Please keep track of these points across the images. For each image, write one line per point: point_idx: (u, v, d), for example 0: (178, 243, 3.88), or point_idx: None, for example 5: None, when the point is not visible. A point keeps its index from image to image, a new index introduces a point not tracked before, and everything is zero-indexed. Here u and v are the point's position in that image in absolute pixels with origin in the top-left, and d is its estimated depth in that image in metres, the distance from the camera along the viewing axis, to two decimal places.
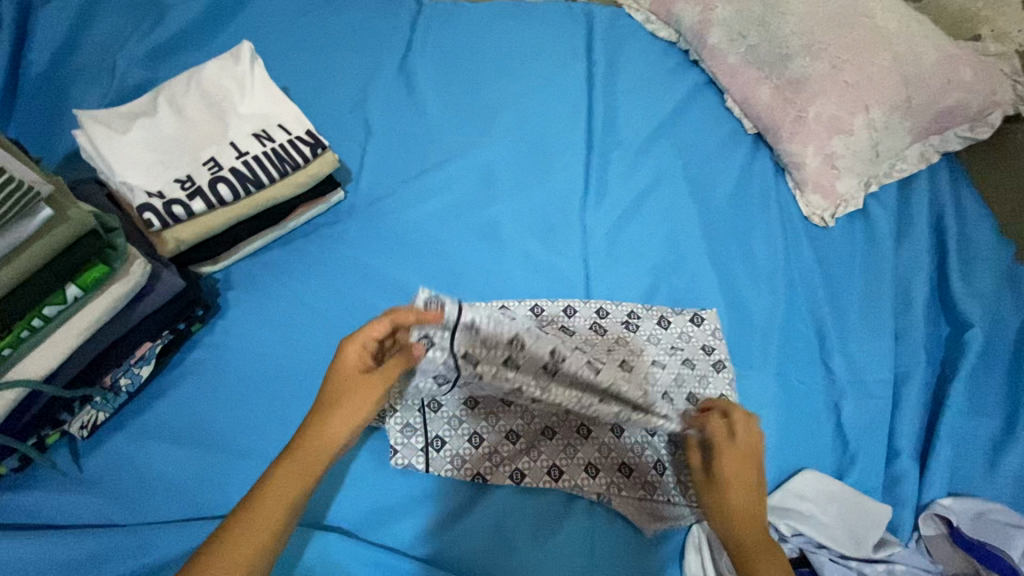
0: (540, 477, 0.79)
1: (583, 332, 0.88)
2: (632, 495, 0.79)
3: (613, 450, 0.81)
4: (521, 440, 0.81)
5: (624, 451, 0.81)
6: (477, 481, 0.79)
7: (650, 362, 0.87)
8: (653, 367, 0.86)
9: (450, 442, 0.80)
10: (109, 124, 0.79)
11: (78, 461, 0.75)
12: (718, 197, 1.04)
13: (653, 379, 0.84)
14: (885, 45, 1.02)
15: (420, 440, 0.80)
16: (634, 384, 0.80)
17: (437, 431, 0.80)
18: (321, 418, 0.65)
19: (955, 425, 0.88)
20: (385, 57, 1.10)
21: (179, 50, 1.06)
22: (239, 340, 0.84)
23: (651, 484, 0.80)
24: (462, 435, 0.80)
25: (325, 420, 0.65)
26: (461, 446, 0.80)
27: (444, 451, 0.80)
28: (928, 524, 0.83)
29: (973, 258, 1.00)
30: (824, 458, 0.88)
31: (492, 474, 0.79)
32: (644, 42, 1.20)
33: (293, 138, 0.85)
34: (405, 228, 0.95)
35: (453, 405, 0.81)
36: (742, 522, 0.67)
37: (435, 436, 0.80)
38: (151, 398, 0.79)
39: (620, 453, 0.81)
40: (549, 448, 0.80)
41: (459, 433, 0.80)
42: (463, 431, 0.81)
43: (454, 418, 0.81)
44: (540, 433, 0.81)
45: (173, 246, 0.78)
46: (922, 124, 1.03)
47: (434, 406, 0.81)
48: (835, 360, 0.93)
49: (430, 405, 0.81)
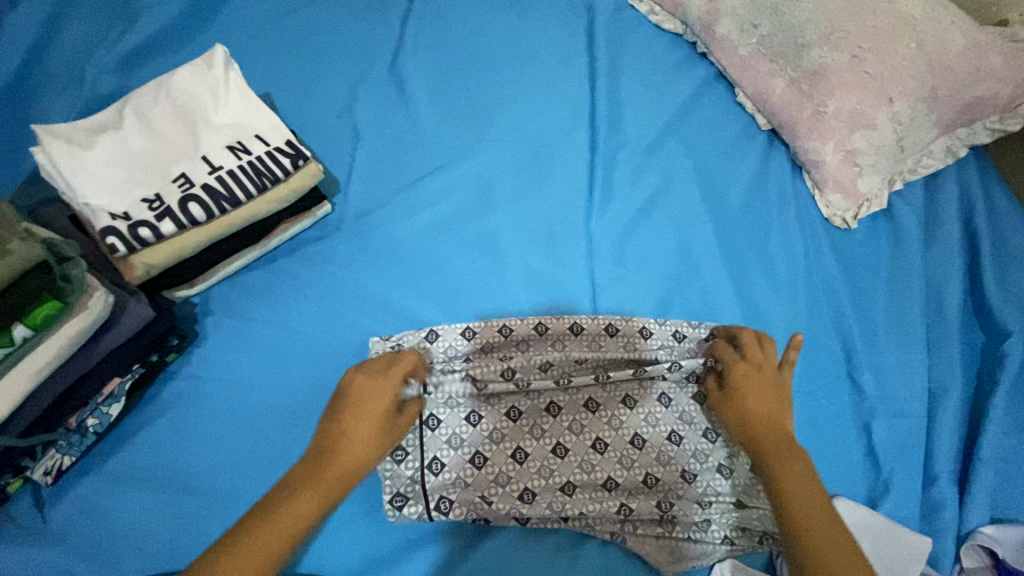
0: (548, 519, 0.72)
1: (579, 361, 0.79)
2: (648, 532, 0.73)
3: (620, 484, 0.74)
4: (513, 484, 0.73)
5: (633, 477, 0.74)
6: (478, 523, 0.73)
7: (657, 397, 0.78)
8: (658, 404, 0.77)
9: (430, 488, 0.72)
10: (71, 139, 0.73)
11: (42, 512, 0.69)
12: (732, 200, 0.97)
13: (659, 417, 0.77)
14: (909, 31, 0.94)
15: (412, 469, 0.73)
16: (634, 425, 0.76)
17: (441, 491, 0.72)
18: (355, 433, 0.63)
19: (996, 446, 0.81)
20: (373, 57, 1.03)
21: (153, 55, 0.99)
22: (218, 369, 0.78)
23: (668, 520, 0.74)
24: (463, 455, 0.74)
25: (357, 440, 0.63)
26: (446, 490, 0.72)
27: (454, 511, 0.72)
28: (969, 555, 0.77)
29: (1008, 259, 0.93)
30: (856, 485, 0.81)
31: (496, 517, 0.72)
32: (648, 34, 1.12)
33: (271, 150, 0.79)
34: (395, 241, 0.88)
35: (452, 421, 0.75)
36: (761, 428, 0.67)
37: (432, 456, 0.73)
38: (126, 437, 0.73)
39: (629, 480, 0.74)
40: (543, 489, 0.73)
41: (460, 452, 0.74)
42: (463, 450, 0.74)
43: (459, 477, 0.73)
44: (550, 450, 0.74)
45: (142, 271, 0.72)
46: (949, 117, 0.95)
47: (396, 455, 0.73)
48: (863, 375, 0.86)
49: (429, 422, 0.74)
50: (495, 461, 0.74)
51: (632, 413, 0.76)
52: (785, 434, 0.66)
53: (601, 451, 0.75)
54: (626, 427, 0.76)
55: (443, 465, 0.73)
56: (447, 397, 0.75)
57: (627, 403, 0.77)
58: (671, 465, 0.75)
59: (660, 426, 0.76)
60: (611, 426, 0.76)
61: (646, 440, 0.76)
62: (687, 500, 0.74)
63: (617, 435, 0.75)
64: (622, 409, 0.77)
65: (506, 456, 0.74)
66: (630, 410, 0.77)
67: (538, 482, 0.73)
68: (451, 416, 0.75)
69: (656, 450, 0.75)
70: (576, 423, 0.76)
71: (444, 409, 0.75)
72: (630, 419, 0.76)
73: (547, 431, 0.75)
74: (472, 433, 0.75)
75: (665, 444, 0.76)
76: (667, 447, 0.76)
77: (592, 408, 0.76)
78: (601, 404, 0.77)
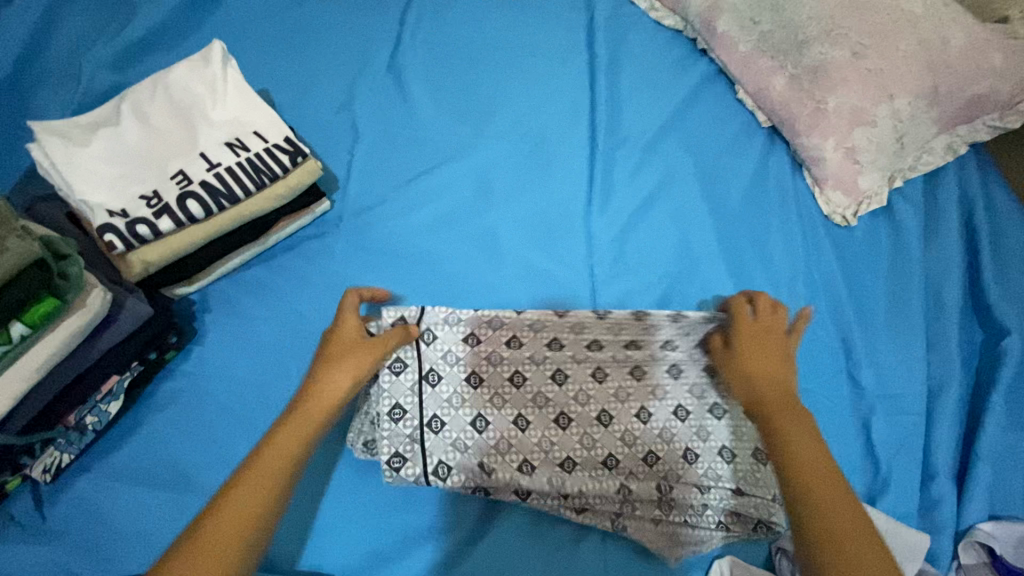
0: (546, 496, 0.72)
1: (589, 329, 0.78)
2: (646, 515, 0.72)
3: (620, 462, 0.74)
4: (514, 451, 0.73)
5: (633, 454, 0.74)
6: (478, 495, 0.73)
7: (665, 369, 0.78)
8: (666, 376, 0.77)
9: (429, 447, 0.72)
10: (67, 136, 0.73)
11: (41, 510, 0.69)
12: (732, 197, 0.97)
13: (665, 391, 0.77)
14: (910, 28, 0.94)
15: (412, 427, 0.72)
16: (641, 399, 0.76)
17: (439, 455, 0.72)
18: (320, 370, 0.66)
19: (994, 443, 0.81)
20: (372, 53, 1.02)
21: (150, 52, 0.98)
22: (217, 367, 0.78)
23: (667, 503, 0.73)
24: (464, 417, 0.74)
25: (325, 372, 0.66)
26: (445, 454, 0.72)
27: (452, 478, 0.72)
28: (968, 552, 0.77)
29: (1007, 257, 0.93)
30: (855, 482, 0.81)
31: (495, 488, 0.72)
32: (648, 31, 1.12)
33: (270, 147, 0.79)
34: (395, 238, 0.88)
35: (453, 379, 0.75)
36: (768, 392, 0.67)
37: (431, 415, 0.73)
38: (125, 435, 0.73)
39: (630, 458, 0.74)
40: (543, 462, 0.73)
41: (460, 412, 0.74)
42: (464, 413, 0.74)
43: (459, 440, 0.73)
44: (553, 420, 0.75)
45: (140, 269, 0.71)
46: (950, 114, 0.95)
47: (395, 414, 0.73)
48: (863, 373, 0.86)
49: (430, 378, 0.74)
50: (495, 426, 0.74)
51: (638, 385, 0.77)
52: (788, 393, 0.66)
53: (604, 423, 0.75)
54: (632, 399, 0.76)
55: (444, 424, 0.73)
56: (446, 354, 0.76)
57: (635, 374, 0.77)
58: (673, 443, 0.75)
59: (667, 400, 0.76)
60: (617, 398, 0.76)
61: (652, 415, 0.76)
62: (686, 483, 0.73)
63: (622, 407, 0.76)
64: (628, 380, 0.77)
65: (509, 422, 0.74)
66: (636, 382, 0.77)
67: (538, 454, 0.73)
68: (452, 373, 0.75)
69: (660, 425, 0.75)
70: (582, 394, 0.76)
71: (449, 367, 0.76)
72: (637, 391, 0.77)
73: (551, 401, 0.75)
74: (476, 396, 0.75)
75: (670, 420, 0.76)
76: (670, 421, 0.76)
77: (599, 377, 0.77)
78: (608, 375, 0.77)
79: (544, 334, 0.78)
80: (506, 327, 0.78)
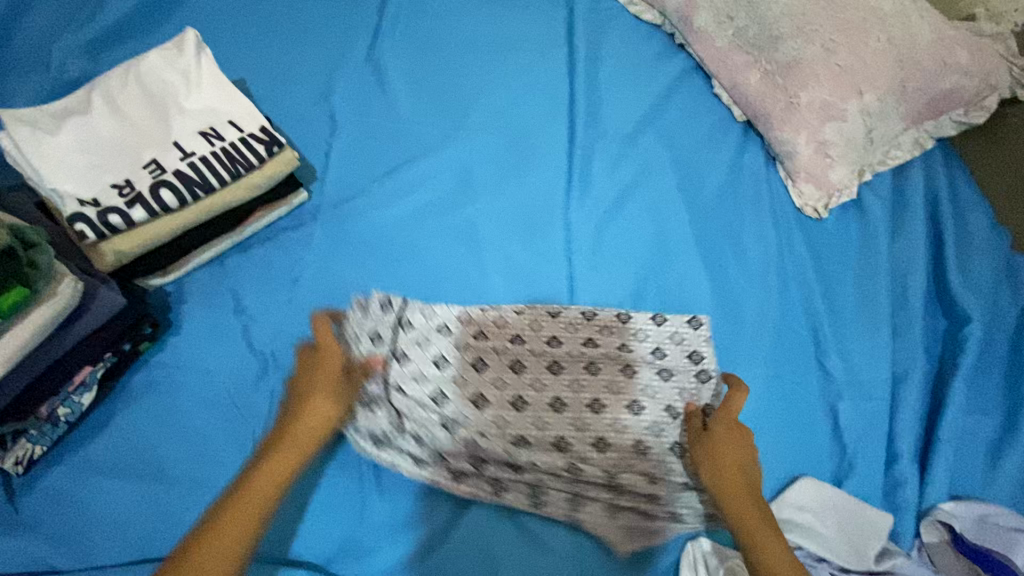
0: (500, 467, 0.74)
1: (547, 326, 0.82)
2: (597, 497, 0.74)
3: (572, 445, 0.76)
4: (469, 425, 0.76)
5: (586, 439, 0.76)
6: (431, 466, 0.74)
7: (623, 367, 0.80)
8: (621, 373, 0.80)
9: (393, 413, 0.75)
10: (36, 124, 0.71)
11: (13, 501, 0.68)
12: (707, 190, 0.99)
13: (622, 385, 0.79)
14: (879, 26, 0.96)
15: (379, 387, 0.76)
16: (595, 390, 0.79)
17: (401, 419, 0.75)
18: (310, 397, 0.68)
19: (955, 427, 0.84)
20: (351, 45, 1.02)
21: (123, 39, 0.97)
22: (192, 358, 0.77)
23: (615, 488, 0.75)
24: (426, 391, 0.77)
25: (311, 400, 0.68)
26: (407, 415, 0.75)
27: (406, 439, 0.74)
28: (932, 531, 0.79)
29: (969, 248, 0.96)
30: (823, 465, 0.84)
31: (452, 458, 0.74)
32: (627, 25, 1.13)
33: (245, 136, 0.78)
34: (374, 230, 0.88)
35: (419, 359, 0.79)
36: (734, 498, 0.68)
37: (396, 385, 0.77)
38: (98, 426, 0.73)
39: (581, 442, 0.76)
40: (497, 436, 0.75)
41: (423, 388, 0.77)
42: (426, 388, 0.77)
43: (420, 405, 0.76)
44: (509, 401, 0.77)
45: (113, 259, 0.71)
46: (917, 109, 0.98)
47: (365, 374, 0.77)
48: (831, 360, 0.89)
49: (397, 355, 0.78)
50: (454, 404, 0.77)
51: (593, 378, 0.79)
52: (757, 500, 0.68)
53: (558, 405, 0.77)
54: (586, 390, 0.79)
55: (406, 392, 0.77)
56: (421, 340, 0.80)
57: (591, 368, 0.80)
58: (626, 434, 0.77)
59: (623, 396, 0.79)
60: (572, 388, 0.79)
61: (604, 406, 0.78)
62: (637, 471, 0.75)
63: (577, 397, 0.78)
64: (584, 373, 0.80)
65: (467, 400, 0.77)
66: (593, 375, 0.80)
67: (492, 428, 0.76)
68: (420, 355, 0.79)
69: (612, 416, 0.78)
70: (538, 381, 0.79)
71: (414, 348, 0.79)
72: (591, 383, 0.79)
73: (508, 384, 0.78)
74: (437, 374, 0.78)
75: (623, 412, 0.78)
76: (624, 414, 0.78)
77: (556, 369, 0.79)
78: (564, 367, 0.80)
79: (507, 329, 0.82)
80: (476, 318, 0.82)
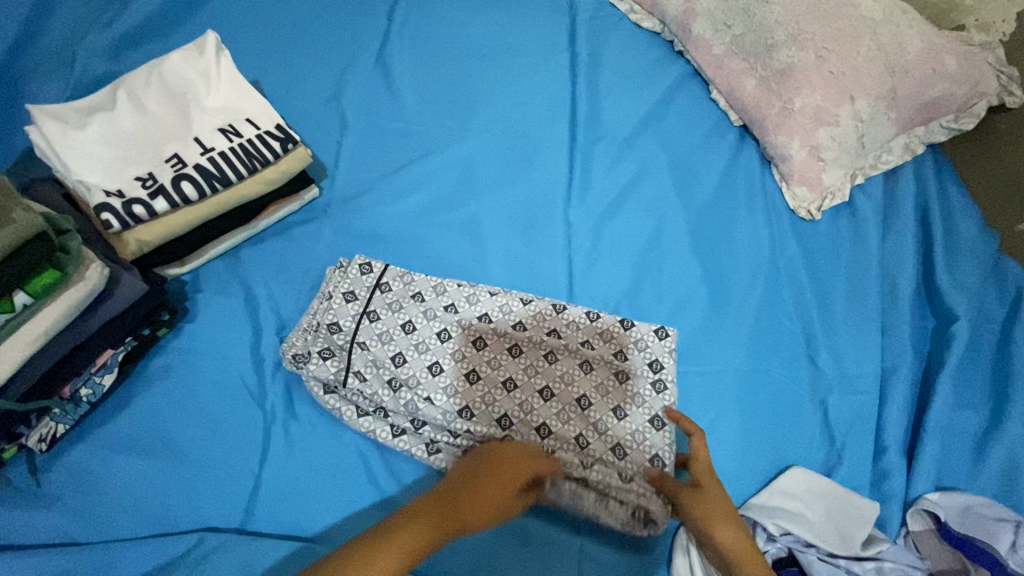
0: (439, 432, 0.76)
1: (515, 313, 0.85)
2: None
3: (514, 425, 0.77)
4: (420, 388, 0.77)
5: (529, 422, 0.78)
6: (374, 421, 0.76)
7: (581, 362, 0.82)
8: (577, 367, 0.82)
9: (351, 363, 0.77)
10: (65, 120, 0.75)
11: (37, 477, 0.72)
12: (703, 191, 1.02)
13: (574, 378, 0.81)
14: (869, 35, 1.00)
15: (342, 339, 0.79)
16: (548, 378, 0.80)
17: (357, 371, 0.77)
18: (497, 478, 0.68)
19: (942, 419, 0.87)
20: (361, 49, 1.06)
21: (144, 42, 1.01)
22: (206, 344, 0.81)
23: None
24: (386, 351, 0.79)
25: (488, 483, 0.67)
26: (364, 367, 0.77)
27: (350, 391, 0.76)
28: (916, 519, 0.81)
29: (957, 249, 0.99)
30: (812, 457, 0.86)
31: (395, 414, 0.77)
32: (627, 32, 1.17)
33: (261, 134, 0.82)
34: (381, 225, 0.92)
35: (388, 322, 0.81)
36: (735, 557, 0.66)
37: (361, 341, 0.79)
38: (118, 408, 0.76)
39: (524, 423, 0.77)
40: (443, 403, 0.77)
41: (384, 347, 0.79)
42: (388, 347, 0.79)
43: (378, 362, 0.78)
44: (463, 372, 0.79)
45: (135, 247, 0.75)
46: (907, 115, 1.01)
47: (334, 326, 0.79)
48: (820, 354, 0.92)
49: (369, 315, 0.81)
50: (411, 366, 0.79)
51: (549, 367, 0.81)
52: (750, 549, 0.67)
53: (509, 385, 0.79)
54: (539, 377, 0.80)
55: (368, 348, 0.78)
56: (395, 306, 0.82)
57: (548, 357, 0.82)
58: (570, 425, 0.78)
59: (573, 388, 0.80)
60: (526, 371, 0.80)
61: (554, 394, 0.80)
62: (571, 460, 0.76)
63: (529, 380, 0.80)
64: (542, 360, 0.81)
65: (424, 367, 0.79)
66: (549, 364, 0.81)
67: (440, 396, 0.77)
68: (390, 317, 0.81)
69: (561, 404, 0.79)
70: (494, 360, 0.81)
71: (386, 310, 0.81)
72: (546, 371, 0.81)
73: (467, 357, 0.80)
74: (402, 337, 0.80)
75: (572, 402, 0.79)
76: (572, 407, 0.79)
77: (514, 352, 0.81)
78: (523, 351, 0.82)
79: (477, 308, 0.84)
80: (446, 294, 0.84)
